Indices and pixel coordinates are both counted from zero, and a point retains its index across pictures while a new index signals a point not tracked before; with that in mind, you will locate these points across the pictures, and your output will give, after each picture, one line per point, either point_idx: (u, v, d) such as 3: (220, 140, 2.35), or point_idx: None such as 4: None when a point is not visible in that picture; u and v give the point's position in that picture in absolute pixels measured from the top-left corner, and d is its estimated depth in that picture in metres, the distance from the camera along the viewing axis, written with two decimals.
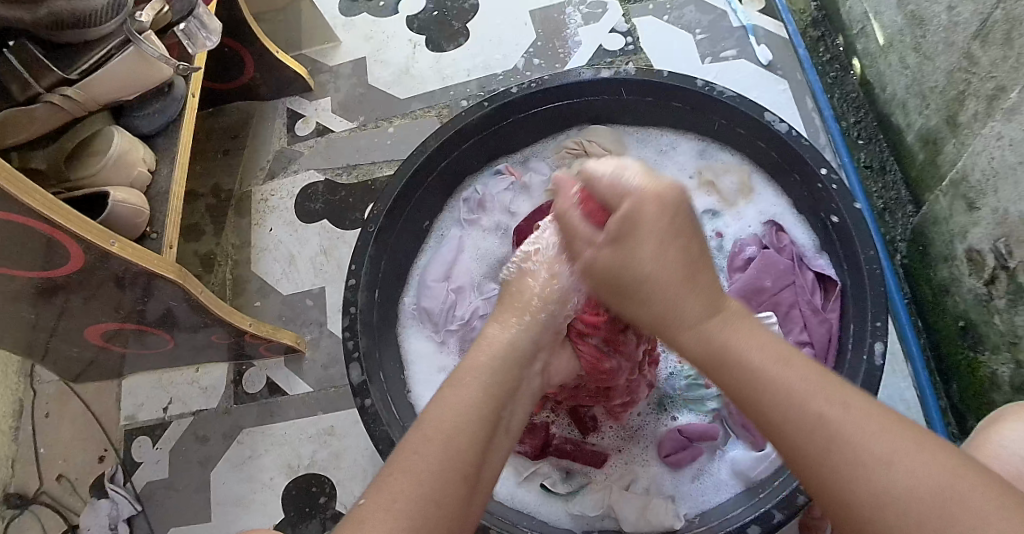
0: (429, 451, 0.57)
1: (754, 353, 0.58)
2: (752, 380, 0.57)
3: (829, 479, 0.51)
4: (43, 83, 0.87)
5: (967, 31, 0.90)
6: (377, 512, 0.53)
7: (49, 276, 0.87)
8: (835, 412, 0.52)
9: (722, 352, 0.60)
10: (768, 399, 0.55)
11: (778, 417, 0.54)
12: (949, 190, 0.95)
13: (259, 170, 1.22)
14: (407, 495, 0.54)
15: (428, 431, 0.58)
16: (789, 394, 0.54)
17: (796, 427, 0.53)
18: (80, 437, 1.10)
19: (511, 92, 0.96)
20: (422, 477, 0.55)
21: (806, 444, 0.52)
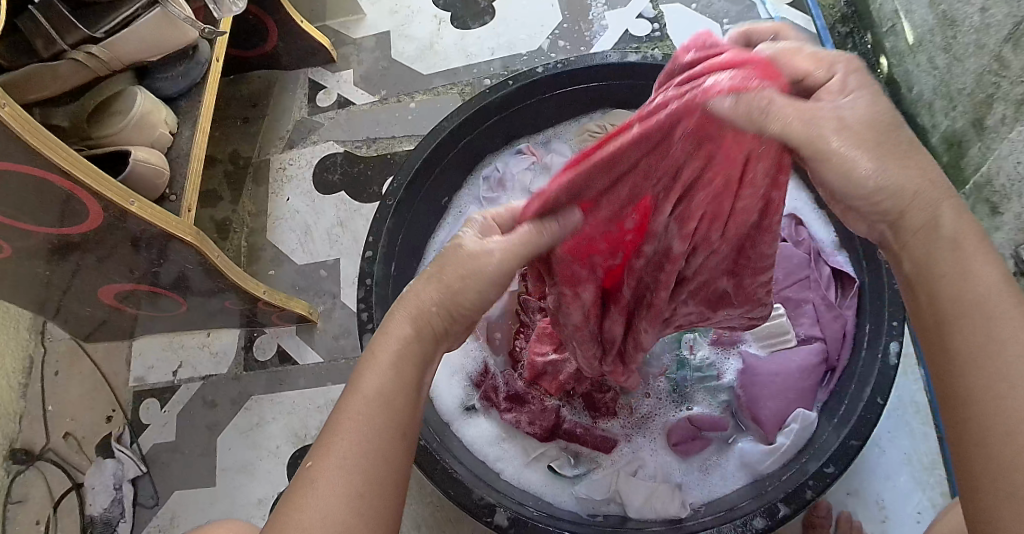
0: (366, 411, 0.55)
1: (987, 275, 0.51)
2: (972, 301, 0.50)
3: (988, 422, 0.47)
4: (69, 40, 0.87)
5: (999, 34, 0.89)
6: (330, 473, 0.52)
7: (65, 234, 0.87)
8: None
9: (952, 252, 0.52)
10: (988, 327, 0.49)
11: (981, 348, 0.49)
12: (972, 193, 0.94)
13: (278, 139, 1.22)
14: (356, 453, 0.53)
15: (359, 391, 0.56)
16: (1002, 338, 0.49)
17: (990, 370, 0.48)
18: (88, 396, 1.10)
19: (537, 72, 0.96)
20: (367, 438, 0.54)
21: (990, 380, 0.48)
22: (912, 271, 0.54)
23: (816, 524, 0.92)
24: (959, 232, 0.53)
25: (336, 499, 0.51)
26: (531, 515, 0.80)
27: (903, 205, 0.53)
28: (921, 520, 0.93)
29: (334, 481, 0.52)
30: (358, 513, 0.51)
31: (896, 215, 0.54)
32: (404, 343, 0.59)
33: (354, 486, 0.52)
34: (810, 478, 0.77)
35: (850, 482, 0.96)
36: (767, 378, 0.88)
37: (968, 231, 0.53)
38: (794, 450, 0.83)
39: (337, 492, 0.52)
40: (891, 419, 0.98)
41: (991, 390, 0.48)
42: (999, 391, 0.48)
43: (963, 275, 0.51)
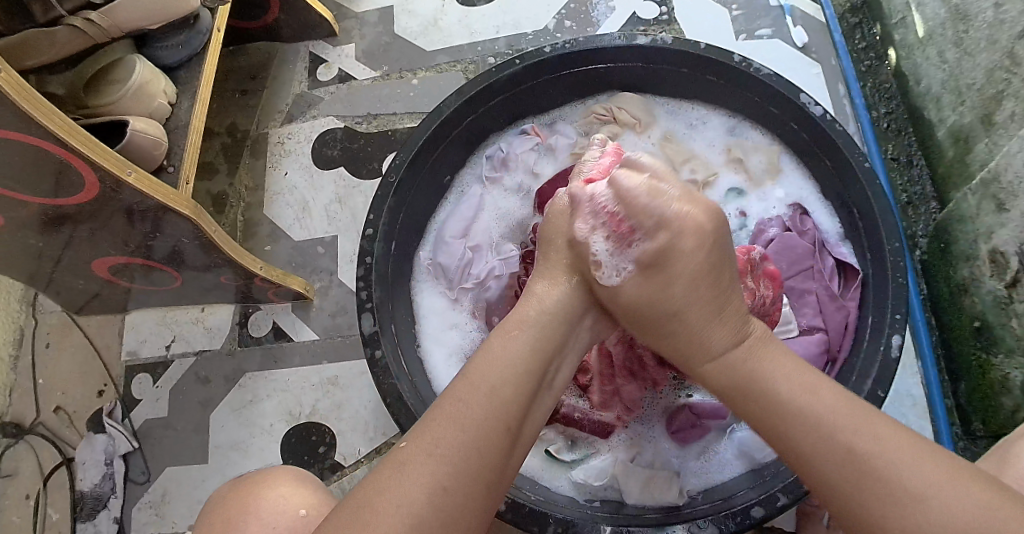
0: (474, 403, 0.58)
1: (781, 381, 0.61)
2: (777, 416, 0.59)
3: (863, 516, 0.53)
4: (67, 6, 0.85)
5: (1012, 30, 0.88)
6: (420, 456, 0.55)
7: (59, 205, 0.85)
8: (864, 444, 0.55)
9: (749, 381, 0.62)
10: (794, 442, 0.58)
11: (807, 446, 0.57)
12: (978, 189, 0.94)
13: (277, 112, 1.20)
14: (451, 441, 0.55)
15: (475, 383, 0.59)
16: (816, 423, 0.57)
17: (823, 459, 0.56)
18: (79, 370, 1.09)
19: (544, 52, 0.94)
20: (469, 426, 0.56)
21: (838, 478, 0.55)
22: (727, 396, 0.65)
23: (808, 514, 0.93)
24: (745, 364, 0.63)
25: (423, 483, 0.53)
26: (528, 499, 0.79)
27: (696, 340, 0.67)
28: None
29: (424, 464, 0.54)
30: (438, 501, 0.53)
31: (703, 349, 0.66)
32: (530, 340, 0.64)
33: (442, 473, 0.54)
34: None
35: None
36: None
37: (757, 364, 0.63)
38: None
39: (423, 475, 0.53)
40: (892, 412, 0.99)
41: (839, 486, 0.55)
42: (852, 483, 0.54)
43: (763, 393, 0.61)
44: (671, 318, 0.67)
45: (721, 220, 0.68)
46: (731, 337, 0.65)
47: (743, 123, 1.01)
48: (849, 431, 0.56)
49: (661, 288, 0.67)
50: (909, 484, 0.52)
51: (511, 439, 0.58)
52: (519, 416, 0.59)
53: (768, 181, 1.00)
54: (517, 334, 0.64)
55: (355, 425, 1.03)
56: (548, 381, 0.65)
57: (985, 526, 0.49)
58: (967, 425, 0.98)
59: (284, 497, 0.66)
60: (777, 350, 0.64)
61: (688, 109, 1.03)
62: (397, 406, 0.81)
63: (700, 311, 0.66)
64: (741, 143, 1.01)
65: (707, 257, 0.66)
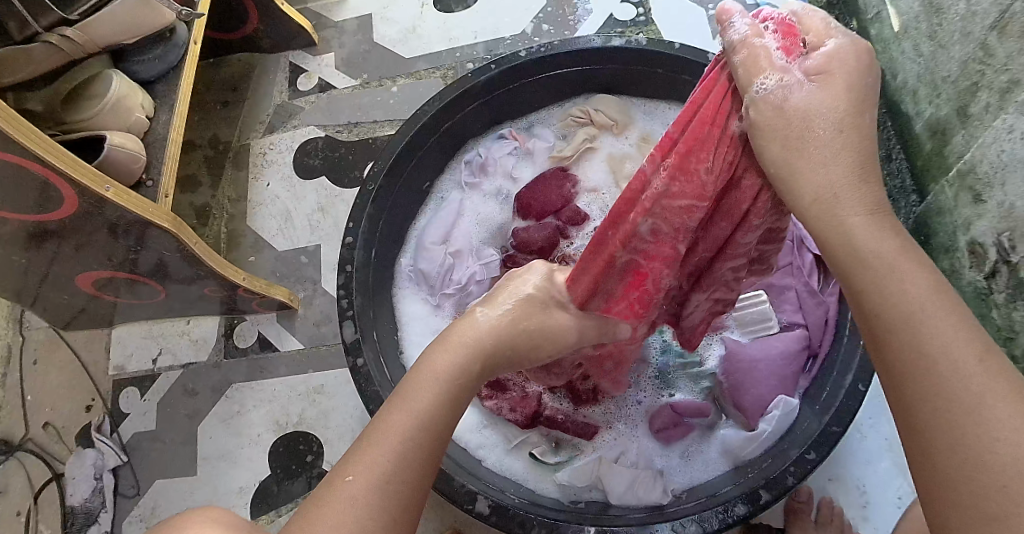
0: (418, 438, 0.56)
1: (915, 281, 0.52)
2: (900, 315, 0.52)
3: (959, 443, 0.47)
4: (43, 23, 0.85)
5: (985, 21, 0.88)
6: (370, 487, 0.52)
7: (43, 221, 0.85)
8: (978, 373, 0.48)
9: (883, 268, 0.53)
10: (921, 342, 0.50)
11: (923, 360, 0.49)
12: (955, 181, 0.94)
13: (259, 123, 1.20)
14: (404, 474, 0.54)
15: (410, 412, 0.57)
16: (938, 340, 0.50)
17: (933, 377, 0.49)
18: (67, 385, 1.09)
19: (519, 56, 0.94)
20: (416, 462, 0.55)
21: (945, 398, 0.48)
22: (845, 267, 0.56)
23: (796, 510, 0.93)
24: (885, 249, 0.54)
25: (373, 518, 0.51)
26: (512, 502, 0.80)
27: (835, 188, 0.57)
28: (901, 505, 0.93)
29: (374, 497, 0.52)
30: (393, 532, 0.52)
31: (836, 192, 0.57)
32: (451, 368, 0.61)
33: (397, 505, 0.53)
34: (790, 464, 0.77)
35: (832, 468, 0.96)
36: (750, 365, 0.88)
37: (889, 249, 0.54)
38: (776, 436, 0.83)
39: (374, 508, 0.52)
40: (874, 407, 0.99)
41: (947, 406, 0.48)
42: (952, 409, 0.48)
43: (894, 288, 0.52)
44: (807, 143, 0.58)
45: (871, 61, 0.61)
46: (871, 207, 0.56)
47: None
48: (973, 356, 0.49)
49: (813, 123, 0.58)
50: (1007, 425, 0.46)
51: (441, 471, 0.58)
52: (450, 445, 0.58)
53: None
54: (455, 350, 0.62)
55: (342, 433, 1.03)
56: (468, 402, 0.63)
57: None
58: None
59: None
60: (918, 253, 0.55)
61: (665, 109, 1.04)
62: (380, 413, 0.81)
63: (846, 168, 0.57)
64: None
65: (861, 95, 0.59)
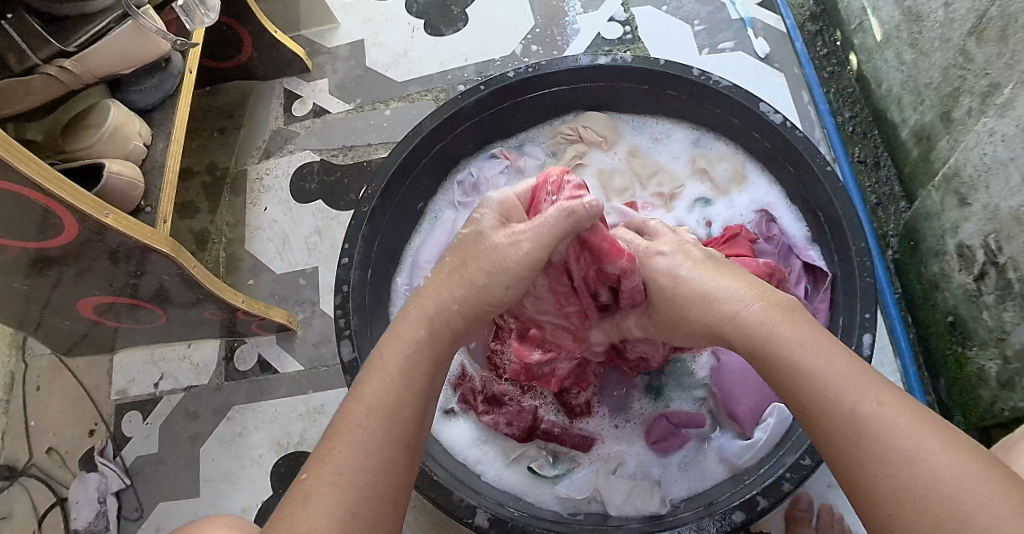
0: (371, 429, 0.57)
1: (796, 344, 0.60)
2: (799, 377, 0.58)
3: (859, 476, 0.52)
4: (41, 54, 0.87)
5: (963, 28, 0.90)
6: (323, 485, 0.55)
7: (43, 248, 0.87)
8: (872, 408, 0.53)
9: (767, 340, 0.61)
10: (818, 392, 0.56)
11: (819, 408, 0.56)
12: (941, 185, 0.95)
13: (255, 148, 1.22)
14: (357, 467, 0.56)
15: (364, 403, 0.59)
16: (828, 388, 0.56)
17: (832, 422, 0.55)
18: (70, 410, 1.10)
19: (508, 76, 0.97)
20: (370, 455, 0.56)
21: (842, 438, 0.54)
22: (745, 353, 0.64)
23: (795, 518, 0.93)
24: (768, 328, 0.62)
25: (328, 514, 0.53)
26: (511, 515, 0.80)
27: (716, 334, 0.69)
28: None
29: (327, 494, 0.54)
30: (348, 523, 0.53)
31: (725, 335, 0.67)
32: (404, 359, 0.63)
33: (347, 498, 0.54)
34: (786, 471, 0.78)
35: (832, 474, 0.96)
36: (742, 373, 0.89)
37: (778, 317, 0.62)
38: (771, 445, 0.84)
39: (328, 504, 0.54)
40: None
41: (843, 445, 0.54)
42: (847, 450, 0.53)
43: (777, 356, 0.60)
44: (688, 287, 0.70)
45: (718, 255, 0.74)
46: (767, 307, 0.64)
47: (707, 135, 1.03)
48: (864, 395, 0.54)
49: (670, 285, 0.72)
50: (903, 449, 0.51)
51: (409, 457, 0.58)
52: (415, 431, 0.59)
53: (734, 189, 1.01)
54: (404, 340, 0.64)
55: None
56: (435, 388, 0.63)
57: (970, 497, 0.48)
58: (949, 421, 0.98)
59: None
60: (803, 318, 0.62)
61: (653, 123, 1.05)
62: None
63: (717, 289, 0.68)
64: (706, 154, 1.03)
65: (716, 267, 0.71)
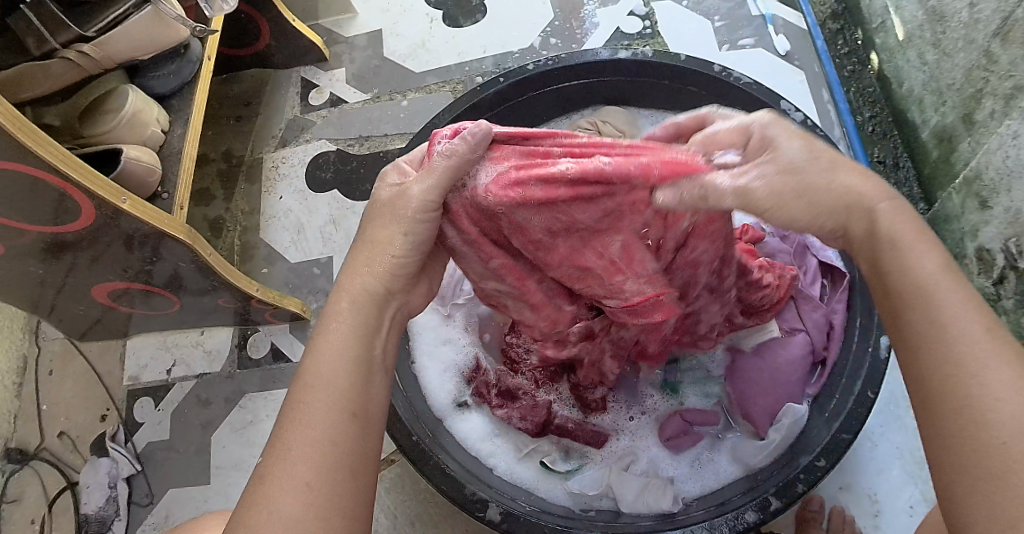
0: (313, 401, 0.56)
1: (928, 257, 0.55)
2: (919, 288, 0.54)
3: (944, 400, 0.50)
4: (60, 39, 0.87)
5: (987, 29, 0.89)
6: (283, 466, 0.54)
7: (58, 233, 0.87)
8: (975, 337, 0.50)
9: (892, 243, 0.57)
10: (930, 308, 0.53)
11: (923, 325, 0.52)
12: (962, 188, 0.94)
13: (272, 137, 1.22)
14: (302, 441, 0.54)
15: (307, 381, 0.57)
16: (943, 310, 0.52)
17: (931, 343, 0.52)
18: (83, 395, 1.11)
19: (528, 68, 0.97)
20: (314, 428, 0.55)
21: (935, 362, 0.51)
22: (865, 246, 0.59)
23: (806, 519, 0.93)
24: (906, 229, 0.57)
25: (284, 496, 0.52)
26: (522, 510, 0.80)
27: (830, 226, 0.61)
28: (913, 514, 0.93)
29: (287, 474, 0.53)
30: (308, 497, 0.53)
31: (841, 230, 0.61)
32: (348, 333, 0.60)
33: (304, 472, 0.53)
34: (800, 472, 0.78)
35: (844, 476, 0.96)
36: (756, 372, 0.88)
37: (910, 227, 0.57)
38: (785, 445, 0.83)
39: (285, 484, 0.53)
40: (883, 416, 0.99)
41: (933, 368, 0.51)
42: (940, 370, 0.50)
43: (898, 261, 0.56)
44: (795, 168, 0.60)
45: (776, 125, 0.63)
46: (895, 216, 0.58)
47: None
48: (977, 322, 0.51)
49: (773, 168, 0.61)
50: (995, 386, 0.48)
51: (360, 422, 0.57)
52: (361, 397, 0.58)
53: None
54: (339, 327, 0.61)
55: None
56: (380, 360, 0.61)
57: None
58: None
59: None
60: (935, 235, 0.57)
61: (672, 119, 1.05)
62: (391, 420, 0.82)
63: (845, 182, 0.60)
64: None
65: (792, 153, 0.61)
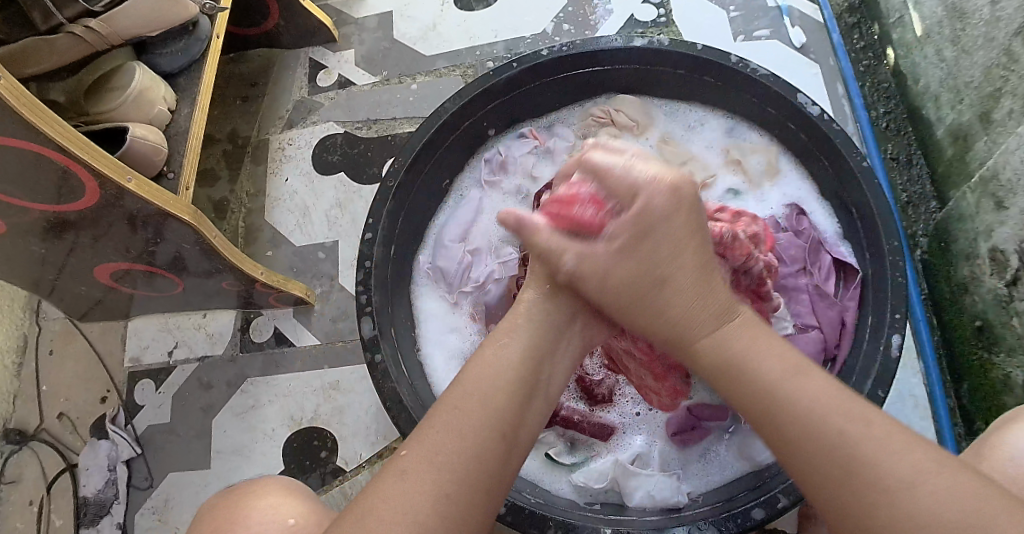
0: (467, 412, 0.59)
1: (765, 359, 0.61)
2: (766, 398, 0.59)
3: (852, 511, 0.53)
4: (66, 13, 0.86)
5: (1009, 27, 0.88)
6: (418, 464, 0.56)
7: (61, 212, 0.86)
8: (852, 431, 0.55)
9: (734, 359, 0.62)
10: (785, 423, 0.58)
11: (794, 434, 0.57)
12: (977, 187, 0.93)
13: (278, 118, 1.20)
14: (450, 449, 0.57)
15: (467, 393, 0.60)
16: (806, 413, 0.57)
17: (812, 447, 0.56)
18: (83, 375, 1.10)
19: (541, 55, 0.95)
20: (464, 436, 0.57)
21: (823, 465, 0.55)
22: (715, 375, 0.63)
23: (810, 515, 0.93)
24: (724, 338, 0.63)
25: (421, 497, 0.55)
26: (527, 502, 0.79)
27: (685, 318, 0.65)
28: None
29: (424, 477, 0.55)
30: (440, 509, 0.54)
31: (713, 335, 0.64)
32: (520, 350, 0.65)
33: (445, 480, 0.55)
34: None
35: None
36: None
37: (749, 333, 0.63)
38: None
39: (423, 485, 0.55)
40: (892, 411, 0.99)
41: (827, 474, 0.55)
42: (839, 478, 0.54)
43: (749, 377, 0.60)
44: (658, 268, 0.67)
45: (692, 186, 0.70)
46: (720, 307, 0.65)
47: (742, 124, 1.02)
48: (842, 420, 0.56)
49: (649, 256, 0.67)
50: (895, 476, 0.53)
51: (506, 445, 0.59)
52: (516, 416, 0.61)
53: (766, 183, 1.00)
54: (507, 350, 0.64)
55: (356, 430, 1.03)
56: (540, 386, 0.65)
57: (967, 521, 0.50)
58: (970, 424, 0.97)
59: (272, 507, 0.70)
60: (765, 331, 0.64)
61: (687, 111, 1.04)
62: (396, 410, 0.81)
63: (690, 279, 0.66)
64: (739, 145, 1.02)
65: (684, 219, 0.68)
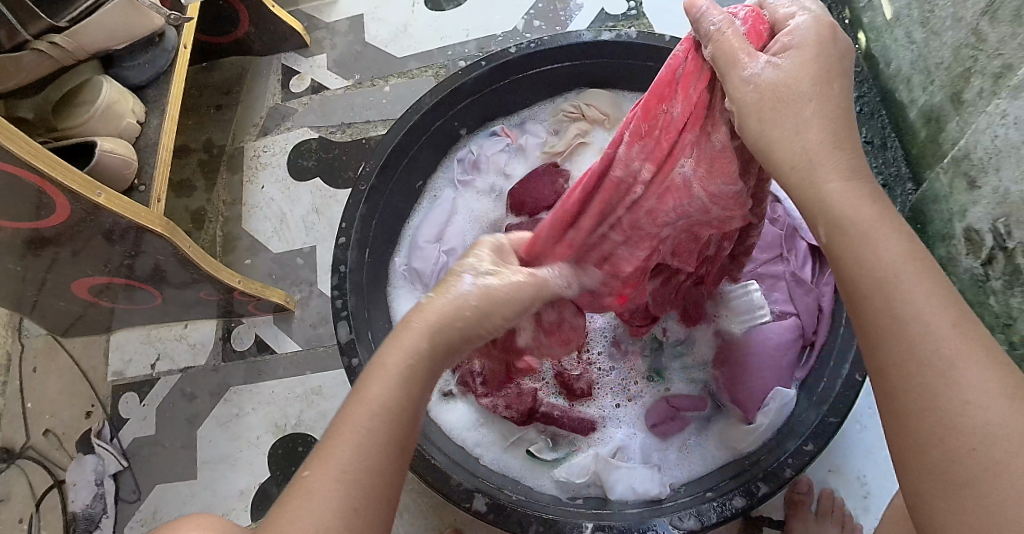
0: (370, 423, 0.55)
1: (893, 247, 0.55)
2: (882, 274, 0.54)
3: (926, 415, 0.49)
4: (31, 30, 0.85)
5: (977, 7, 0.87)
6: (324, 482, 0.53)
7: (37, 229, 0.85)
8: (952, 333, 0.50)
9: (852, 235, 0.56)
10: (895, 306, 0.53)
11: (908, 314, 0.52)
12: (950, 168, 0.94)
13: (252, 126, 1.20)
14: (356, 465, 0.53)
15: (365, 400, 0.56)
16: (919, 302, 0.52)
17: (909, 337, 0.51)
18: (67, 391, 1.09)
19: (509, 52, 0.94)
20: (369, 450, 0.54)
21: (918, 356, 0.51)
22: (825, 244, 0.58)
23: (796, 501, 0.92)
24: (863, 210, 0.56)
25: (332, 511, 0.52)
26: (510, 500, 0.78)
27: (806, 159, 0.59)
28: (866, 495, 0.94)
29: (331, 493, 0.52)
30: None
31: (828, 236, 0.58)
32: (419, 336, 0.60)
33: (349, 497, 0.52)
34: (788, 456, 0.77)
35: (831, 458, 0.96)
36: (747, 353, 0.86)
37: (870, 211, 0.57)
38: (773, 430, 0.82)
39: (334, 504, 0.52)
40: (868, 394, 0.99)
41: (916, 366, 0.51)
42: (928, 378, 0.50)
43: (865, 252, 0.55)
44: (793, 91, 0.60)
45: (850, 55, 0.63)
46: (849, 175, 0.58)
47: None
48: (948, 317, 0.51)
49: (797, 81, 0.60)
50: (976, 390, 0.49)
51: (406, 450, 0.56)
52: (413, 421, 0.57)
53: None
54: (408, 341, 0.59)
55: None
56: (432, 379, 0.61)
57: None
58: None
59: None
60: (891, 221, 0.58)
61: None
62: None
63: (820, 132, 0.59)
64: None
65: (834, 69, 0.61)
